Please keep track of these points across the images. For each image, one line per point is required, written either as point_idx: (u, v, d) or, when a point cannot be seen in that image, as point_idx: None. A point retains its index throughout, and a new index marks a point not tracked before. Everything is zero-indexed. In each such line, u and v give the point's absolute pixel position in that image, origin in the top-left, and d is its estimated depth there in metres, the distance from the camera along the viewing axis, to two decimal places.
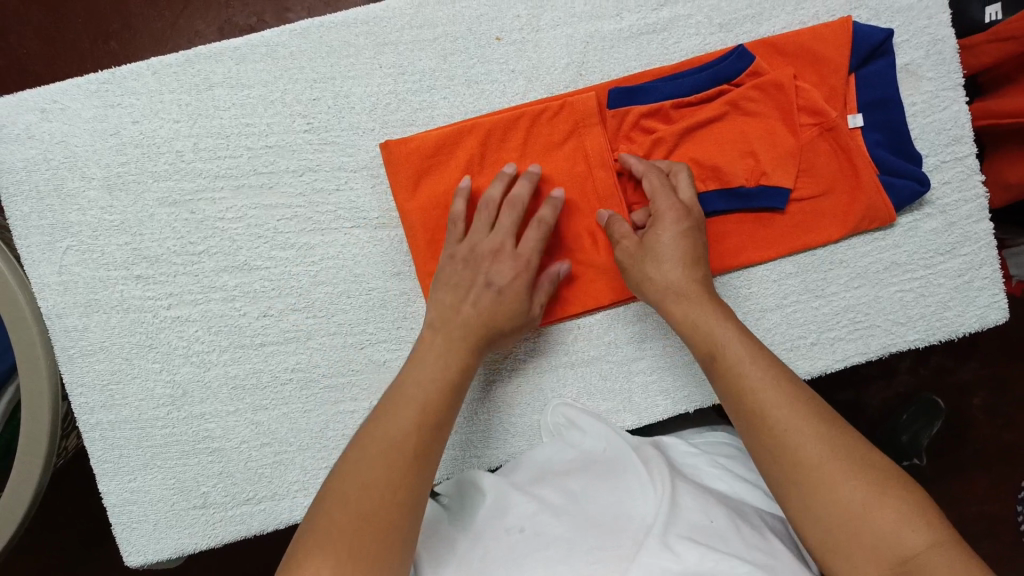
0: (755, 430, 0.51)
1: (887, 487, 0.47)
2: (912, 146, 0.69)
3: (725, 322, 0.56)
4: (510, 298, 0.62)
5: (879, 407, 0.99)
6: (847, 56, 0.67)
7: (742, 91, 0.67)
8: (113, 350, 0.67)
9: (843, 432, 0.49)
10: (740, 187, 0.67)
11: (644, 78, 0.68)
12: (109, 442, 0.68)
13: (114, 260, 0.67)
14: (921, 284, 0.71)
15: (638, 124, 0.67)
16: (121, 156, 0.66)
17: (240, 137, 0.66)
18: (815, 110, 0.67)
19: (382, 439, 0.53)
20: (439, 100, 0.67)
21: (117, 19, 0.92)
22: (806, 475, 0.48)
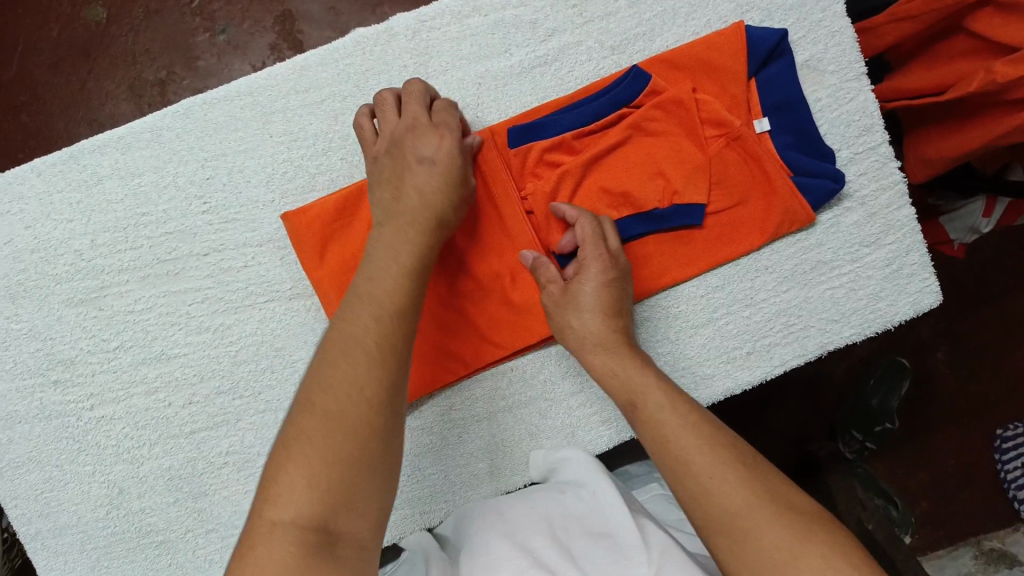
0: (676, 479, 0.50)
1: (813, 513, 0.46)
2: (820, 142, 0.68)
3: (646, 373, 0.58)
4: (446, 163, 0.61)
5: (843, 376, 0.99)
6: (744, 61, 0.66)
7: (642, 112, 0.65)
8: (42, 459, 0.66)
9: (765, 479, 0.48)
10: (654, 209, 0.66)
11: (542, 111, 0.66)
12: (52, 550, 0.67)
13: (28, 368, 0.65)
14: (849, 278, 0.70)
15: (541, 159, 0.66)
16: (18, 264, 0.64)
17: (137, 228, 0.65)
18: (718, 121, 0.66)
19: (346, 391, 0.47)
20: (337, 162, 0.66)
21: (24, 91, 0.89)
22: (732, 522, 0.46)
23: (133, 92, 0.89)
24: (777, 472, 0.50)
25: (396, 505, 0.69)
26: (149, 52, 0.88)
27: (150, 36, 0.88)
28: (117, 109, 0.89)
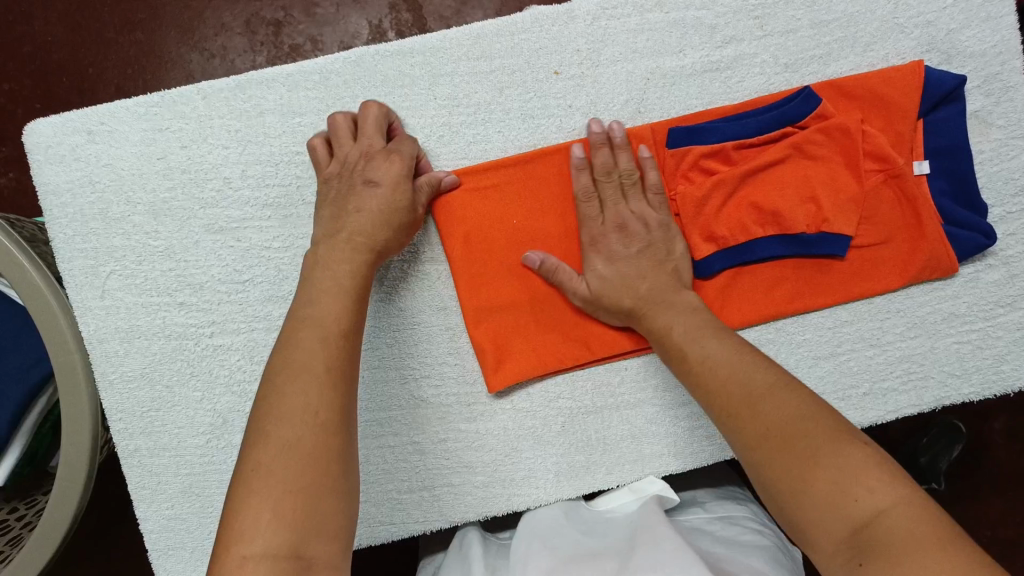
0: (738, 414, 0.52)
1: (888, 496, 0.43)
2: (978, 195, 0.67)
3: (718, 335, 0.58)
4: (395, 192, 0.60)
5: (899, 432, 0.99)
6: (916, 101, 0.65)
7: (806, 134, 0.65)
8: (153, 377, 0.66)
9: (833, 424, 0.48)
10: (800, 233, 0.65)
11: (705, 116, 0.66)
12: (147, 468, 0.67)
13: (157, 286, 0.66)
14: (979, 335, 0.69)
15: (697, 164, 0.65)
16: (168, 181, 0.65)
17: (289, 165, 0.65)
18: (881, 156, 0.65)
19: (311, 327, 0.52)
20: (493, 134, 0.65)
21: (143, 9, 0.89)
22: (799, 451, 0.47)
23: (248, 28, 0.89)
24: (841, 444, 0.46)
25: (488, 481, 0.68)
26: None
27: None
28: (229, 42, 0.89)
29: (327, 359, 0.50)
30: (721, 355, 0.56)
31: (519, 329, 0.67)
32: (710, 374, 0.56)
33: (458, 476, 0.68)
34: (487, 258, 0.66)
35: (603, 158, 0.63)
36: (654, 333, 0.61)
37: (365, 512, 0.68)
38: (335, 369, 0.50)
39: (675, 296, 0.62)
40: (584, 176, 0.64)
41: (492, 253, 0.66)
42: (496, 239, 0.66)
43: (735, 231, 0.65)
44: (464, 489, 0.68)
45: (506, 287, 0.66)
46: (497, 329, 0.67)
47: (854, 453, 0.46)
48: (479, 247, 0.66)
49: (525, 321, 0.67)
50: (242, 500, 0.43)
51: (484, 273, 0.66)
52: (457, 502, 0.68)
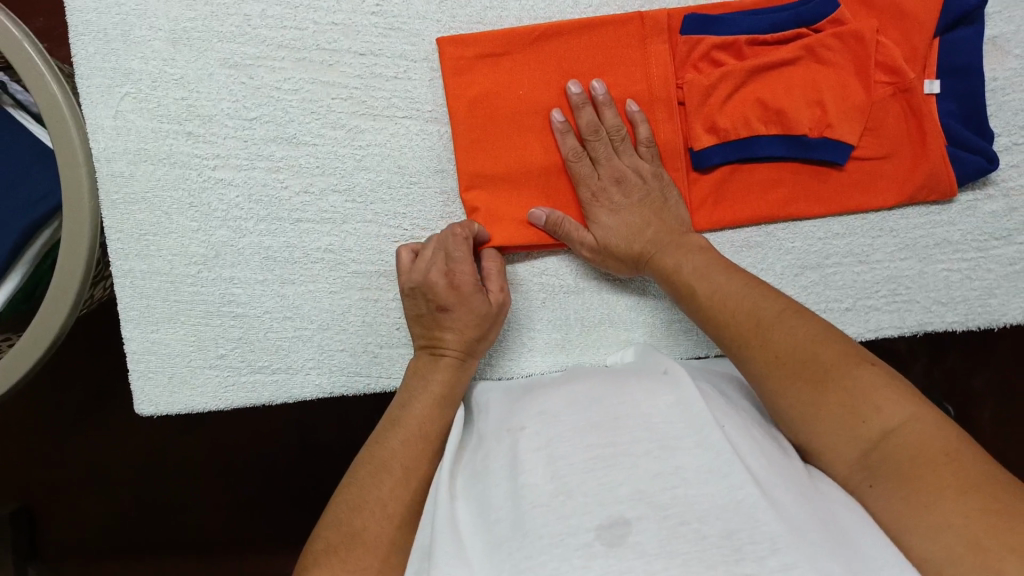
0: (744, 340, 0.54)
1: (903, 414, 0.46)
2: (985, 117, 0.66)
3: (723, 268, 0.60)
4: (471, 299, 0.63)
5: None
6: (936, 17, 0.65)
7: (820, 37, 0.65)
8: (154, 202, 0.68)
9: (839, 345, 0.51)
10: (803, 135, 0.65)
11: (722, 9, 0.67)
12: (138, 290, 0.69)
13: (168, 113, 0.67)
14: (969, 266, 0.69)
15: (708, 55, 0.66)
16: (190, 12, 0.66)
17: (308, 10, 0.66)
18: (893, 68, 0.65)
19: (417, 399, 0.60)
20: (509, 2, 0.67)
21: None
22: (812, 373, 0.49)
23: None
24: (852, 364, 0.49)
25: None
26: None
27: None
28: None
29: (419, 426, 0.57)
30: (729, 289, 0.57)
31: (519, 210, 0.67)
32: (718, 308, 0.57)
33: None
34: (489, 135, 0.67)
35: (589, 120, 0.65)
36: (662, 275, 0.62)
37: (341, 361, 0.70)
38: (426, 432, 0.57)
39: (683, 238, 0.64)
40: (570, 138, 0.65)
41: (495, 120, 0.66)
42: (499, 147, 0.67)
43: (737, 125, 0.65)
44: None
45: (504, 157, 0.67)
46: (490, 198, 0.67)
47: (870, 373, 0.48)
48: (482, 118, 0.66)
49: (518, 194, 0.67)
50: (355, 511, 0.51)
51: (484, 139, 0.67)
52: None
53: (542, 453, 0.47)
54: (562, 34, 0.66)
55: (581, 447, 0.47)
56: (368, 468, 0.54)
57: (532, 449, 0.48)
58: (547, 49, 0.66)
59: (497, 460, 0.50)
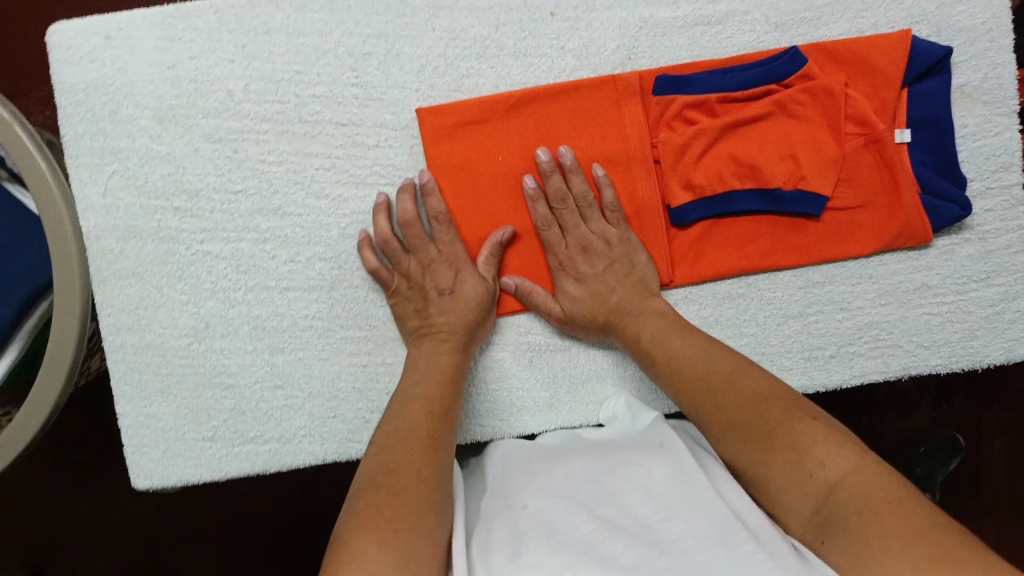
0: (701, 401, 0.57)
1: (844, 466, 0.48)
2: (959, 167, 0.68)
3: (684, 332, 0.62)
4: (465, 286, 0.66)
5: (893, 439, 1.01)
6: (903, 69, 0.67)
7: (790, 93, 0.66)
8: (144, 276, 0.69)
9: (792, 402, 0.53)
10: (777, 189, 0.66)
11: (693, 68, 0.68)
12: (129, 365, 0.69)
13: (156, 189, 0.69)
14: (950, 309, 0.69)
15: (680, 113, 0.67)
16: (175, 90, 0.68)
17: (290, 83, 0.68)
18: (863, 120, 0.67)
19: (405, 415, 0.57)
20: (486, 69, 0.68)
21: None
22: (768, 434, 0.52)
23: None
24: (794, 420, 0.52)
25: None
26: None
27: None
28: None
29: (416, 445, 0.54)
30: (687, 352, 0.60)
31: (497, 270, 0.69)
32: (676, 371, 0.60)
33: None
34: (470, 199, 0.68)
35: (557, 187, 0.66)
36: (626, 340, 0.65)
37: (333, 427, 0.70)
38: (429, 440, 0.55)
39: (642, 304, 0.66)
40: (541, 206, 0.67)
41: (474, 185, 0.68)
42: (475, 210, 0.68)
43: (712, 181, 0.66)
44: None
45: (483, 220, 0.68)
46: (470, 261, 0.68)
47: (813, 429, 0.51)
48: (462, 182, 0.68)
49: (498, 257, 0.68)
50: (353, 542, 0.46)
51: (463, 204, 0.68)
52: None
53: (545, 528, 0.49)
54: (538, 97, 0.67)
55: (581, 521, 0.49)
56: (367, 494, 0.50)
57: (531, 527, 0.50)
58: (523, 112, 0.67)
59: (495, 535, 0.51)
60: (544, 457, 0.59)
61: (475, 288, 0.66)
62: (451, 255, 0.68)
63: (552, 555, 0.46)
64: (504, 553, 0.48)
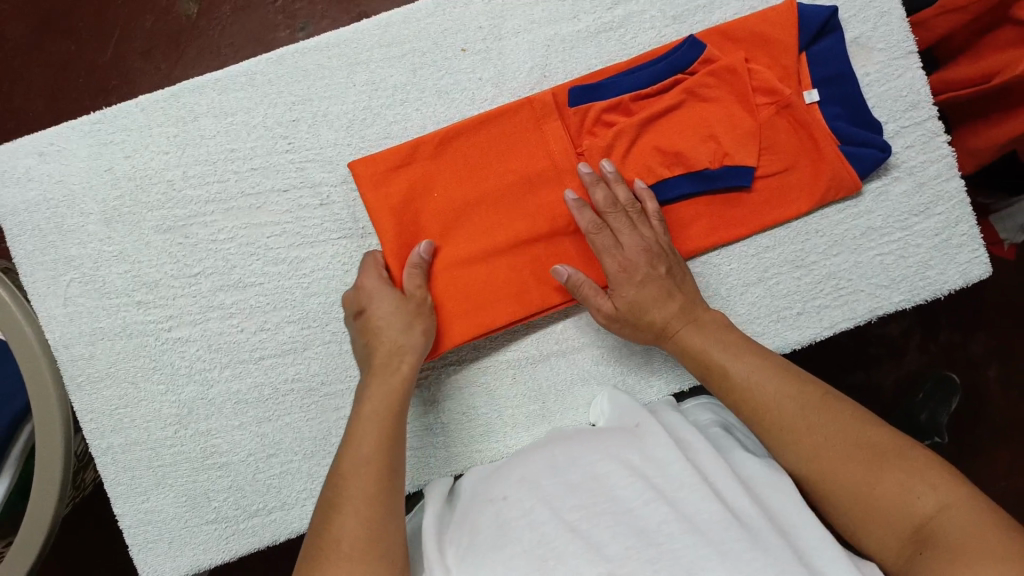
0: (783, 427, 0.56)
1: (944, 497, 0.48)
2: (870, 115, 0.71)
3: (752, 352, 0.61)
4: (388, 307, 0.64)
5: (893, 386, 1.03)
6: (795, 36, 0.70)
7: (696, 79, 0.69)
8: (118, 375, 0.70)
9: (873, 426, 0.54)
10: (705, 169, 0.69)
11: (601, 75, 0.71)
12: (121, 464, 0.69)
13: (115, 288, 0.70)
14: (898, 246, 0.73)
15: (599, 119, 0.70)
16: (116, 190, 0.70)
17: (226, 162, 0.70)
18: (770, 89, 0.70)
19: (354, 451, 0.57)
20: (411, 112, 0.71)
21: (116, 75, 0.93)
22: (875, 455, 0.52)
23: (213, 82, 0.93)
24: (905, 453, 0.52)
25: (447, 441, 0.71)
26: (234, 47, 0.93)
27: (235, 31, 0.93)
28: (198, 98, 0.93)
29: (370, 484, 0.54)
30: (761, 372, 0.59)
31: (458, 298, 0.68)
32: (751, 400, 0.59)
33: (419, 439, 0.71)
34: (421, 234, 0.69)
35: (603, 195, 0.66)
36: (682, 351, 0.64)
37: None
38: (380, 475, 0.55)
39: (704, 316, 0.65)
40: (587, 212, 0.66)
41: (417, 224, 0.68)
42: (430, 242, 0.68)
43: (643, 176, 0.70)
44: (426, 451, 0.71)
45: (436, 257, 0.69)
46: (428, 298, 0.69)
47: (913, 459, 0.51)
48: (406, 218, 0.68)
49: (455, 290, 0.68)
50: None
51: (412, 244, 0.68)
52: (421, 465, 0.71)
53: (527, 520, 0.52)
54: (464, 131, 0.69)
55: (573, 508, 0.52)
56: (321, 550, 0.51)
57: (515, 520, 0.52)
58: (452, 147, 0.69)
59: (479, 527, 0.54)
60: (528, 449, 0.63)
61: (397, 310, 0.64)
62: (372, 282, 0.66)
63: (537, 546, 0.50)
64: (488, 546, 0.51)
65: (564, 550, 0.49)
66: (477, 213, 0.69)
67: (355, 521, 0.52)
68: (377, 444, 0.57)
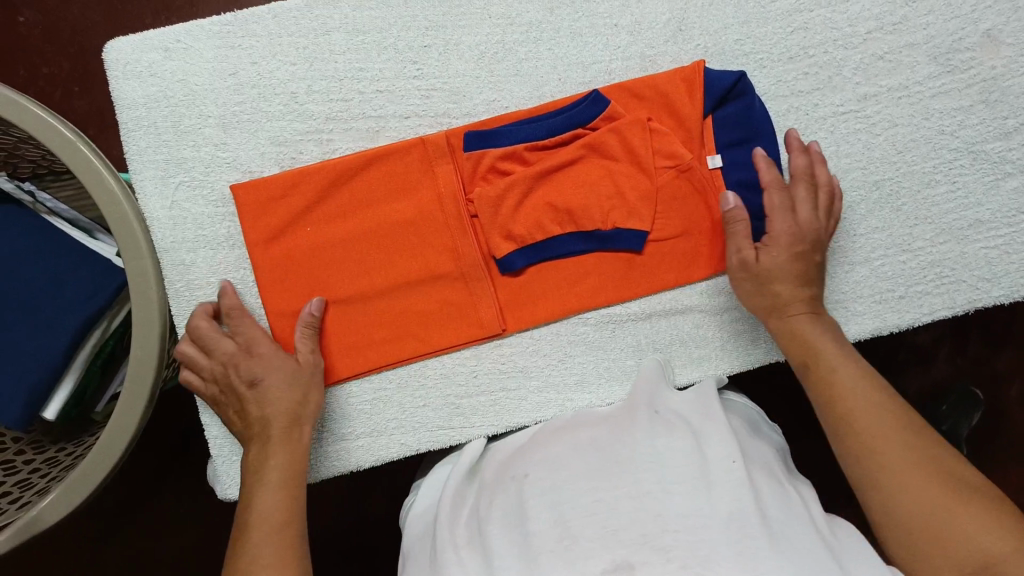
0: (863, 424, 0.53)
1: (1013, 544, 0.45)
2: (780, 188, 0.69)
3: (849, 358, 0.58)
4: (280, 377, 0.61)
5: (916, 397, 0.99)
6: (700, 100, 0.68)
7: (597, 135, 0.68)
8: (219, 286, 0.68)
9: (965, 466, 0.50)
10: (597, 231, 0.68)
11: (501, 121, 0.69)
12: None
13: (223, 197, 0.68)
14: (1005, 241, 0.72)
15: (494, 167, 0.68)
16: (238, 95, 0.68)
17: (352, 81, 0.69)
18: (671, 153, 0.68)
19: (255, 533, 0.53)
20: (544, 51, 0.70)
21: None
22: (954, 485, 0.48)
23: None
24: (985, 493, 0.48)
25: (542, 386, 0.70)
26: None
27: None
28: None
29: (273, 548, 0.52)
30: (851, 376, 0.56)
31: (357, 331, 0.68)
32: (840, 396, 0.56)
33: (512, 383, 0.70)
34: (362, 242, 0.67)
35: (771, 173, 0.64)
36: (792, 342, 0.61)
37: (424, 416, 0.69)
38: (280, 543, 0.53)
39: (820, 319, 0.62)
40: (775, 190, 0.64)
41: (299, 261, 0.67)
42: (325, 260, 0.67)
43: (531, 230, 0.68)
44: (519, 396, 0.70)
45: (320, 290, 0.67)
46: (332, 327, 0.68)
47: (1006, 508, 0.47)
48: (398, 228, 0.68)
49: (355, 318, 0.68)
50: None
51: (295, 276, 0.67)
52: (514, 408, 0.70)
53: (547, 500, 0.50)
54: (343, 170, 0.67)
55: (583, 492, 0.50)
56: None
57: (533, 495, 0.51)
58: (331, 181, 0.67)
59: (502, 503, 0.53)
60: (551, 433, 0.61)
61: (286, 374, 0.62)
62: (256, 339, 0.63)
63: (554, 527, 0.48)
64: (512, 526, 0.50)
65: (583, 538, 0.47)
66: (353, 247, 0.67)
67: (270, 503, 0.55)
68: (273, 511, 0.55)
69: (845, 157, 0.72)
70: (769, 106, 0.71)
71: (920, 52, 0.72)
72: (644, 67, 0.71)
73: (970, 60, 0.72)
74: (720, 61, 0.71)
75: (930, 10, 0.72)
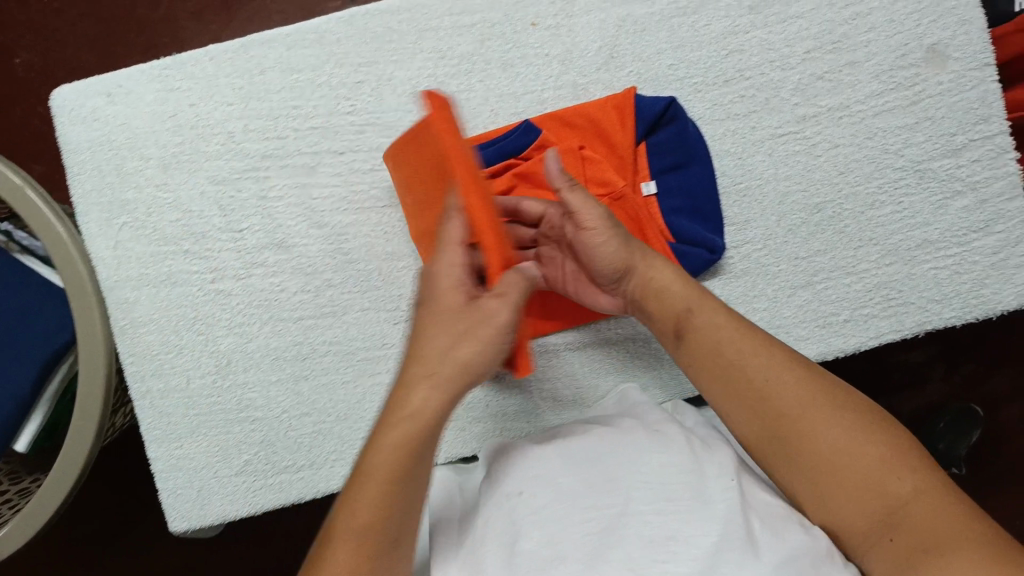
0: (734, 385, 0.53)
1: (923, 482, 0.47)
2: (716, 215, 0.69)
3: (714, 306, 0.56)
4: (468, 344, 0.51)
5: (910, 417, 0.96)
6: (632, 126, 0.68)
7: (528, 164, 0.67)
8: (161, 323, 0.70)
9: (852, 396, 0.52)
10: None
11: None
12: (158, 410, 0.70)
13: (164, 236, 0.70)
14: (955, 261, 0.70)
15: None
16: (177, 137, 0.70)
17: (287, 119, 0.70)
18: (603, 180, 0.68)
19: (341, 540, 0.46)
20: (475, 83, 0.70)
21: (166, 34, 0.96)
22: (858, 425, 0.50)
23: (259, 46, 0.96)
24: (886, 426, 0.50)
25: (479, 416, 0.72)
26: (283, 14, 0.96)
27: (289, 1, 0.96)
28: None
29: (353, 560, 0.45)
30: (725, 334, 0.54)
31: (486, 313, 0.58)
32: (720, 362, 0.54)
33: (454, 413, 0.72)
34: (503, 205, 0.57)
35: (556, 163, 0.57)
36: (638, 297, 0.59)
37: None
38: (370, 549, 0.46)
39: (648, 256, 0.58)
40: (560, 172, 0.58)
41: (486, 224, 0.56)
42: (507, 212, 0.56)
43: None
44: (462, 424, 0.72)
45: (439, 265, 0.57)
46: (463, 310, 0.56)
47: (898, 437, 0.50)
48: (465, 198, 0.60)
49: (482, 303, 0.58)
50: None
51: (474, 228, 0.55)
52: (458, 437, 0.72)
53: (539, 522, 0.49)
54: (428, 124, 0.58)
55: (578, 510, 0.49)
56: None
57: (526, 517, 0.50)
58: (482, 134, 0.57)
59: (490, 517, 0.51)
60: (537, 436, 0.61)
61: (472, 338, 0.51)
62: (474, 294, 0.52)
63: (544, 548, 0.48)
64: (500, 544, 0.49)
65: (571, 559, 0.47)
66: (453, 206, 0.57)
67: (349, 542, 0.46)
68: (368, 512, 0.47)
69: (784, 179, 0.71)
70: (704, 130, 0.71)
71: (862, 70, 0.70)
72: (577, 95, 0.71)
73: (915, 76, 0.70)
74: (652, 87, 0.70)
75: (870, 27, 0.70)
